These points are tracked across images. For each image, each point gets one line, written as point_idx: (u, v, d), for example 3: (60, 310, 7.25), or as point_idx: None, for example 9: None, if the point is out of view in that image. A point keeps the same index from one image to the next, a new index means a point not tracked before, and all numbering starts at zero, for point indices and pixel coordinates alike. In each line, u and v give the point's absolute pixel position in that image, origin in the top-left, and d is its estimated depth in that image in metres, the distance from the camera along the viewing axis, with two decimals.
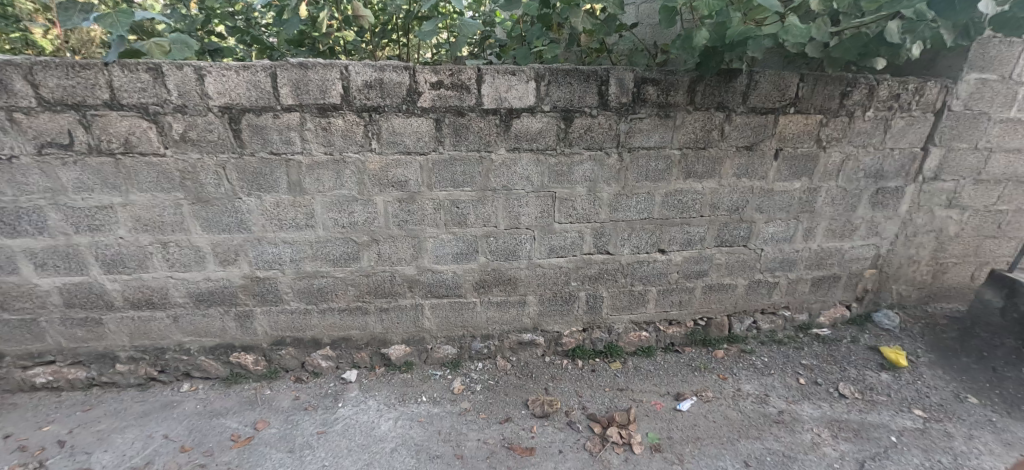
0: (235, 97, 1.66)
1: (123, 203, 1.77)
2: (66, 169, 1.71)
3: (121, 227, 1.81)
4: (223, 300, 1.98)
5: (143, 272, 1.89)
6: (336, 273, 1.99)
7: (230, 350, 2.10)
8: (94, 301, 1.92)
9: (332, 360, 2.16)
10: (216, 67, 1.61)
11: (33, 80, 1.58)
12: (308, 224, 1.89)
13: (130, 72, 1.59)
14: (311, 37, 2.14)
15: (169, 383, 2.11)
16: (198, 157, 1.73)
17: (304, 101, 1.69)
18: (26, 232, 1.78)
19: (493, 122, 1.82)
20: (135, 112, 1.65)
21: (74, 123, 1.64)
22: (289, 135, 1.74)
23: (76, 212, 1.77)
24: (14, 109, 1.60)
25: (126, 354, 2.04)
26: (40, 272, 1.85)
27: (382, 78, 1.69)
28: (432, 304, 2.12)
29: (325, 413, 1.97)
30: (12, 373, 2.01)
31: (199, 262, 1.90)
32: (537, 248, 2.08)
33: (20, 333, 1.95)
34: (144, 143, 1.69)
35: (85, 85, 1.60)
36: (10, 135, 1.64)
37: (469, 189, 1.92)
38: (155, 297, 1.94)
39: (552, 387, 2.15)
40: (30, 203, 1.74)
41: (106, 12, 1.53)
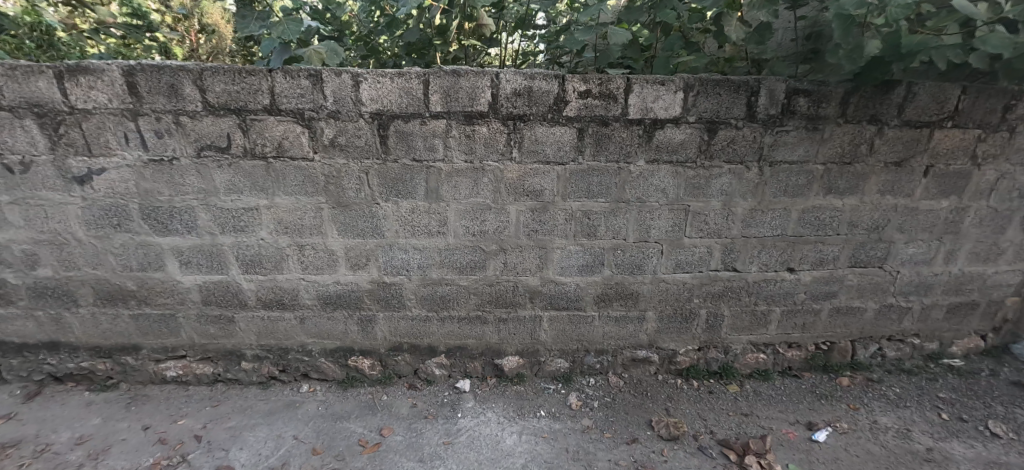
0: (387, 103, 1.66)
1: (269, 205, 1.80)
2: (220, 172, 1.75)
3: (263, 229, 1.84)
4: (349, 304, 1.99)
5: (278, 273, 1.92)
6: (461, 281, 1.97)
7: (349, 354, 2.10)
8: (229, 300, 1.97)
9: (445, 368, 2.13)
10: (373, 74, 1.62)
11: (202, 85, 1.63)
12: (440, 231, 1.87)
13: (291, 78, 1.62)
14: (426, 47, 2.19)
15: (288, 383, 2.13)
16: (344, 163, 1.74)
17: (452, 109, 1.68)
18: (176, 231, 1.84)
19: (635, 132, 1.77)
20: (291, 117, 1.68)
21: (233, 127, 1.68)
22: (433, 142, 1.73)
23: (224, 213, 1.82)
24: (182, 113, 1.66)
25: (252, 352, 2.07)
26: (185, 270, 1.91)
27: (531, 86, 1.68)
28: (550, 317, 2.08)
29: (446, 422, 1.94)
30: (146, 366, 2.08)
31: (331, 265, 1.91)
32: (663, 262, 2.01)
33: (157, 327, 2.01)
34: (296, 147, 1.72)
35: (249, 90, 1.64)
36: (174, 137, 1.69)
37: (603, 200, 1.87)
38: (286, 299, 1.97)
39: (672, 408, 2.06)
40: (184, 203, 1.80)
41: (278, 21, 1.61)
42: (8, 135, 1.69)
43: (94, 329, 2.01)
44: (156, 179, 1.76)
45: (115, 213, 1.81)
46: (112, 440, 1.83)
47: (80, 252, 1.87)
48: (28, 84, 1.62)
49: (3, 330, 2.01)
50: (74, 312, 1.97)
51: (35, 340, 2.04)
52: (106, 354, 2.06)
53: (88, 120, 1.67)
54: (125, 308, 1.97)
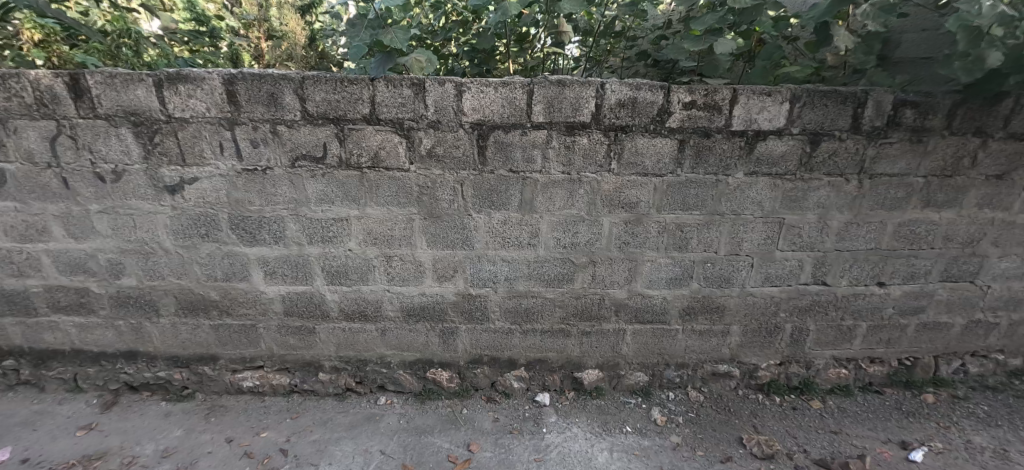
0: (488, 113, 1.63)
1: (359, 215, 1.76)
2: (313, 182, 1.71)
3: (352, 240, 1.80)
4: (432, 316, 1.95)
5: (362, 284, 1.88)
6: (547, 294, 1.93)
7: (427, 366, 2.06)
8: (312, 311, 1.93)
9: (524, 382, 2.09)
10: (477, 83, 1.59)
11: (302, 93, 1.59)
12: (530, 243, 1.83)
13: (393, 87, 1.58)
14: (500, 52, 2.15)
15: (364, 395, 2.09)
16: (439, 174, 1.71)
17: (555, 119, 1.65)
18: (263, 241, 1.81)
19: (737, 144, 1.73)
20: (390, 127, 1.63)
21: (330, 137, 1.64)
22: (532, 153, 1.69)
23: (314, 224, 1.78)
24: (279, 122, 1.63)
25: (330, 363, 2.04)
26: (269, 281, 1.87)
27: (636, 96, 1.64)
28: (634, 330, 2.03)
29: (533, 437, 1.89)
30: (222, 376, 2.05)
31: (418, 277, 1.87)
32: (752, 276, 1.96)
33: (237, 338, 1.98)
34: (392, 158, 1.68)
35: (349, 99, 1.60)
36: (270, 146, 1.66)
37: (698, 213, 1.83)
38: (368, 310, 1.93)
39: (759, 424, 2.00)
40: (273, 213, 1.76)
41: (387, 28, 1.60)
42: (103, 144, 1.66)
43: (173, 339, 1.98)
44: (247, 189, 1.73)
45: (204, 222, 1.78)
46: (197, 453, 1.79)
47: (165, 261, 1.84)
48: (126, 93, 1.59)
49: (82, 339, 1.99)
50: (154, 322, 1.95)
51: (114, 349, 2.02)
52: (184, 363, 2.04)
53: (184, 129, 1.64)
54: (205, 318, 1.95)
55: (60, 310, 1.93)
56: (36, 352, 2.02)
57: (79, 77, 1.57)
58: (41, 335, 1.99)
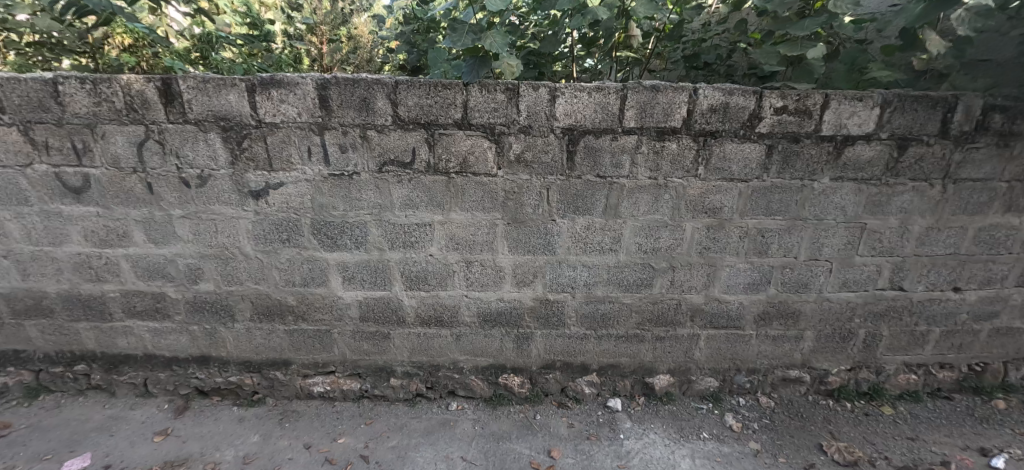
0: (580, 118, 1.62)
1: (443, 221, 1.75)
2: (399, 187, 1.70)
3: (434, 245, 1.79)
4: (508, 322, 1.94)
5: (441, 289, 1.86)
6: (625, 299, 1.92)
7: (500, 371, 2.05)
8: (388, 316, 1.91)
9: (595, 387, 2.08)
10: (571, 88, 1.58)
11: (394, 98, 1.57)
12: (612, 248, 1.83)
13: (487, 92, 1.57)
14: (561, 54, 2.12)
15: (435, 400, 2.07)
16: (527, 179, 1.70)
17: (646, 124, 1.64)
18: (344, 246, 1.79)
19: (826, 149, 1.72)
20: (481, 132, 1.63)
21: (420, 142, 1.63)
22: (620, 159, 1.69)
23: (396, 229, 1.76)
24: (369, 126, 1.61)
25: (402, 369, 2.02)
26: (347, 286, 1.86)
27: (728, 101, 1.63)
28: (708, 335, 2.01)
29: (612, 443, 1.88)
30: (293, 381, 2.04)
31: (497, 282, 1.86)
32: (830, 281, 1.95)
33: (311, 343, 1.97)
34: (481, 163, 1.67)
35: (441, 104, 1.59)
36: (358, 151, 1.64)
37: (781, 218, 1.82)
38: (445, 316, 1.91)
39: (835, 431, 1.98)
40: (357, 218, 1.75)
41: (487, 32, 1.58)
42: (190, 149, 1.65)
43: (247, 344, 1.98)
44: (332, 194, 1.71)
45: (285, 227, 1.76)
46: (278, 459, 1.78)
47: (244, 267, 1.83)
48: (218, 98, 1.58)
49: (156, 344, 1.99)
50: (229, 327, 1.94)
51: (186, 354, 2.01)
52: (256, 368, 2.03)
53: (273, 134, 1.63)
54: (281, 324, 1.93)
55: (135, 315, 1.93)
56: (108, 357, 2.02)
57: (172, 81, 1.56)
58: (115, 340, 1.98)
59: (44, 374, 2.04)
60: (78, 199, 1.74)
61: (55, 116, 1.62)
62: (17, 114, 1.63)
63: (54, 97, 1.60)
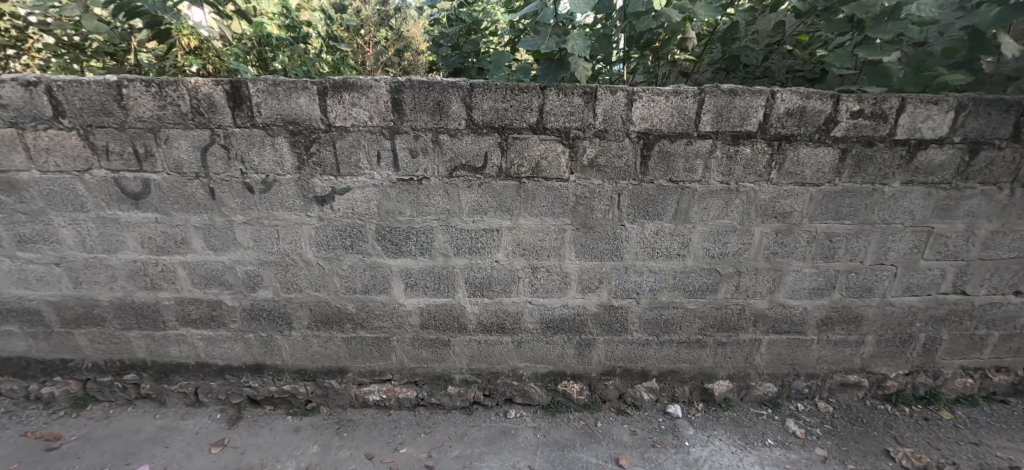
0: (656, 122, 1.60)
1: (511, 226, 1.72)
2: (469, 192, 1.66)
3: (501, 251, 1.76)
4: (571, 328, 1.91)
5: (505, 296, 1.83)
6: (689, 304, 1.90)
7: (559, 378, 2.01)
8: (449, 324, 1.88)
9: (654, 393, 2.05)
10: (648, 92, 1.56)
11: (469, 102, 1.54)
12: (679, 254, 1.81)
13: (564, 95, 1.55)
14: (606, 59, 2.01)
15: (492, 408, 2.04)
16: (599, 183, 1.67)
17: (721, 128, 1.62)
18: (409, 253, 1.75)
19: (898, 153, 1.70)
20: (556, 136, 1.60)
21: (493, 146, 1.60)
22: (694, 163, 1.67)
23: (463, 234, 1.73)
24: (442, 130, 1.58)
25: (461, 376, 1.99)
26: (409, 292, 1.82)
27: (805, 105, 1.61)
28: (770, 341, 1.99)
29: (678, 451, 1.85)
30: (348, 390, 2.00)
31: (562, 288, 1.83)
32: (894, 286, 1.93)
33: (369, 351, 1.93)
34: (553, 168, 1.64)
35: (517, 108, 1.56)
36: (429, 156, 1.61)
37: (850, 222, 1.80)
38: (508, 322, 1.88)
39: (898, 436, 1.97)
40: (423, 224, 1.71)
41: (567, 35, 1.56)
42: (256, 154, 1.61)
43: (303, 352, 1.93)
44: (400, 200, 1.67)
45: (349, 233, 1.72)
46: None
47: (305, 274, 1.79)
48: (288, 101, 1.54)
49: (209, 352, 1.94)
50: (286, 335, 1.90)
51: (239, 363, 1.96)
52: (310, 376, 1.99)
53: (343, 138, 1.58)
54: (339, 332, 1.89)
55: (189, 323, 1.88)
56: (158, 366, 1.97)
57: (241, 84, 1.52)
58: (167, 349, 1.93)
59: (92, 383, 2.00)
60: (136, 205, 1.70)
61: (116, 120, 1.58)
62: (77, 118, 1.58)
63: (117, 101, 1.55)
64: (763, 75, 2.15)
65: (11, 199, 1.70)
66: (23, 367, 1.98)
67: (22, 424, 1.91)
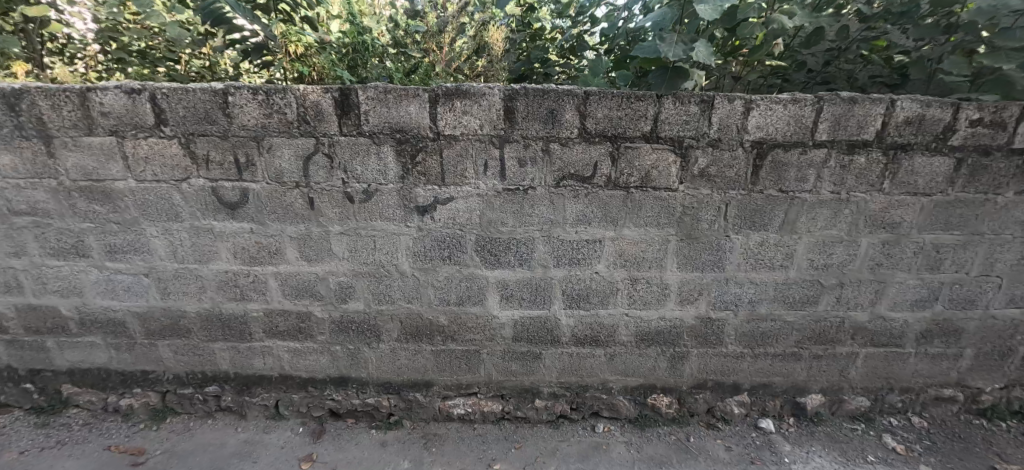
0: (772, 131, 1.56)
1: (615, 237, 1.68)
2: (574, 202, 1.63)
3: (601, 262, 1.72)
4: (666, 341, 1.86)
5: (602, 308, 1.79)
6: (788, 317, 1.84)
7: (649, 391, 1.96)
8: (543, 336, 1.83)
9: (745, 407, 1.99)
10: (766, 100, 1.52)
11: (583, 110, 1.51)
12: (783, 265, 1.76)
13: (681, 104, 1.52)
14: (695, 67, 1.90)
15: (578, 422, 1.99)
16: (708, 193, 1.64)
17: (838, 137, 1.58)
18: (508, 264, 1.71)
19: (1014, 163, 1.64)
20: (668, 145, 1.57)
21: (604, 155, 1.57)
22: (806, 173, 1.62)
23: (565, 245, 1.69)
24: (553, 139, 1.54)
25: (549, 389, 1.94)
26: (504, 304, 1.78)
27: (924, 113, 1.56)
28: (867, 354, 1.93)
29: (780, 468, 1.79)
30: (433, 403, 1.95)
31: (661, 300, 1.79)
32: (997, 298, 1.87)
33: (457, 364, 1.88)
34: (663, 178, 1.61)
35: (632, 116, 1.53)
36: (537, 165, 1.57)
37: (959, 233, 1.74)
38: (602, 335, 1.84)
39: (1002, 453, 1.90)
40: (525, 234, 1.67)
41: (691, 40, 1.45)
42: (360, 163, 1.56)
43: (390, 364, 1.88)
44: (503, 209, 1.63)
45: (448, 244, 1.68)
46: None
47: (399, 285, 1.74)
48: (397, 109, 1.50)
49: (294, 365, 1.90)
50: (373, 348, 1.85)
51: (324, 375, 1.92)
52: (395, 389, 1.94)
53: (451, 147, 1.54)
54: (428, 344, 1.84)
55: (276, 335, 1.84)
56: (241, 378, 1.93)
57: (351, 92, 1.48)
58: (251, 361, 1.89)
59: (172, 395, 1.96)
60: (232, 215, 1.66)
61: (220, 129, 1.54)
62: (179, 126, 1.54)
63: (222, 109, 1.51)
64: (822, 81, 2.04)
65: (105, 209, 1.66)
66: (103, 378, 1.95)
67: (103, 437, 1.87)
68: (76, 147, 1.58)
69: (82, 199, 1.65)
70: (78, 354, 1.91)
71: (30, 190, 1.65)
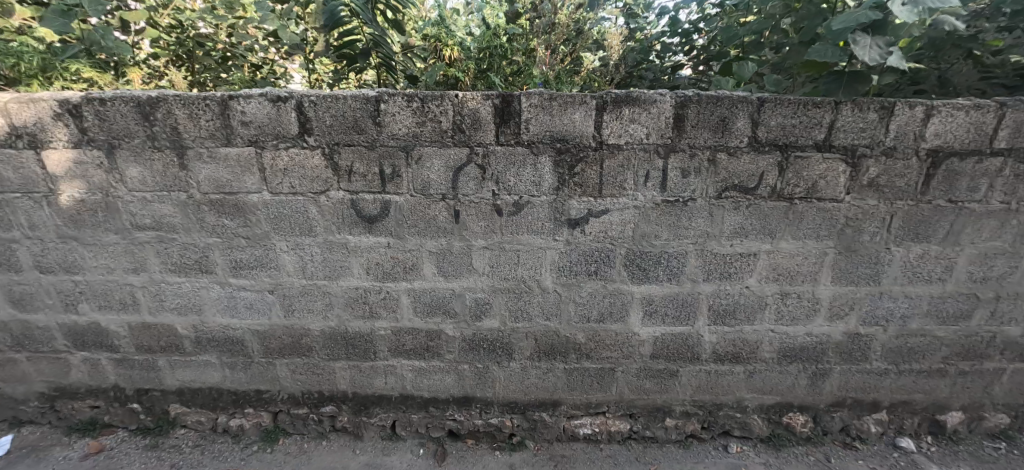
0: (950, 139, 1.47)
1: (771, 249, 1.60)
2: (734, 214, 1.55)
3: (753, 276, 1.64)
4: (811, 358, 1.77)
5: (748, 324, 1.71)
6: (937, 332, 1.76)
7: (784, 409, 1.87)
8: (683, 353, 1.75)
9: (882, 425, 1.90)
10: (948, 106, 1.43)
11: (756, 118, 1.43)
12: (940, 278, 1.67)
13: (859, 111, 1.44)
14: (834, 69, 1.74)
15: (709, 442, 1.89)
16: (874, 204, 1.56)
17: (1018, 145, 1.48)
18: (655, 278, 1.63)
19: None
20: (841, 154, 1.49)
21: (772, 166, 1.49)
22: (978, 182, 1.53)
23: (718, 258, 1.61)
24: (720, 149, 1.46)
25: (682, 408, 1.85)
26: (646, 321, 1.69)
27: None
28: (1014, 369, 1.84)
29: None
30: (558, 422, 1.86)
31: (810, 316, 1.70)
32: None
33: (589, 383, 1.80)
34: (829, 188, 1.53)
35: (807, 124, 1.45)
36: (701, 176, 1.49)
37: None
38: (745, 351, 1.75)
39: None
40: (677, 247, 1.59)
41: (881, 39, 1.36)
42: (514, 175, 1.48)
43: (518, 384, 1.80)
44: (659, 222, 1.55)
45: (595, 257, 1.60)
46: None
47: (539, 301, 1.66)
48: (561, 117, 1.41)
49: (416, 384, 1.81)
50: (503, 367, 1.76)
51: (447, 395, 1.83)
52: (520, 409, 1.85)
53: (613, 157, 1.46)
54: (562, 362, 1.76)
55: (402, 354, 1.75)
56: (359, 398, 1.85)
57: (513, 99, 1.39)
58: (372, 380, 1.81)
59: (285, 415, 1.87)
60: (370, 228, 1.56)
61: (367, 138, 1.44)
62: (325, 135, 1.45)
63: (373, 117, 1.42)
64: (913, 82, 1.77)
65: (235, 222, 1.58)
66: (214, 398, 1.87)
67: (218, 460, 1.78)
68: (211, 159, 1.50)
69: (212, 213, 1.57)
70: (191, 373, 1.83)
71: (157, 203, 1.56)
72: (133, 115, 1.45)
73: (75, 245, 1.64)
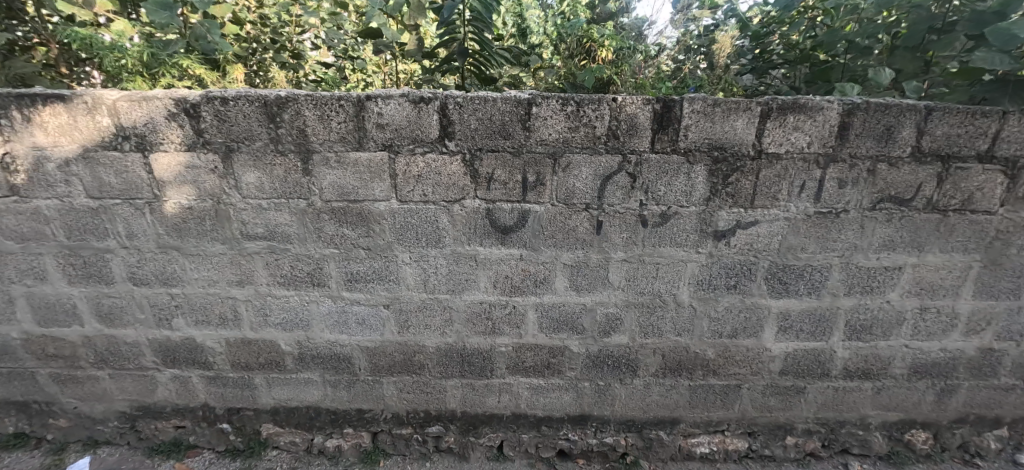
0: None
1: (917, 263, 1.53)
2: (886, 226, 1.48)
3: (895, 290, 1.57)
4: (939, 374, 1.72)
5: (883, 339, 1.64)
6: None
7: (905, 426, 1.82)
8: (813, 370, 1.68)
9: (1002, 442, 1.84)
10: None
11: (923, 127, 1.36)
12: None
13: None
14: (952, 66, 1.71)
15: (828, 460, 1.82)
16: None
17: None
18: (795, 292, 1.56)
19: None
20: (1001, 165, 1.42)
21: (931, 177, 1.42)
22: None
23: (862, 272, 1.54)
24: (882, 159, 1.39)
25: (804, 426, 1.79)
26: (779, 337, 1.62)
27: None
28: None
29: None
30: (675, 441, 1.78)
31: (945, 331, 1.65)
32: None
33: (712, 400, 1.72)
34: (985, 200, 1.46)
35: (973, 134, 1.38)
36: (858, 187, 1.42)
37: None
38: (876, 367, 1.69)
39: None
40: (822, 261, 1.52)
41: None
42: (665, 184, 1.39)
43: (638, 401, 1.72)
44: (808, 234, 1.47)
45: (737, 271, 1.52)
46: None
47: (672, 317, 1.58)
48: (723, 124, 1.33)
49: (531, 402, 1.72)
50: (626, 384, 1.68)
51: (562, 413, 1.74)
52: (636, 427, 1.77)
53: (771, 166, 1.38)
54: (686, 379, 1.68)
55: (520, 371, 1.66)
56: (467, 417, 1.75)
57: (675, 104, 1.30)
58: (485, 399, 1.71)
59: (386, 435, 1.77)
60: (503, 240, 1.46)
61: (514, 144, 1.34)
62: (467, 140, 1.34)
63: (522, 122, 1.32)
64: None
65: (357, 233, 1.47)
66: (311, 417, 1.76)
67: None
68: (338, 165, 1.38)
69: (332, 223, 1.45)
70: (289, 391, 1.72)
71: (272, 212, 1.44)
72: (257, 116, 1.33)
73: (176, 255, 1.51)
